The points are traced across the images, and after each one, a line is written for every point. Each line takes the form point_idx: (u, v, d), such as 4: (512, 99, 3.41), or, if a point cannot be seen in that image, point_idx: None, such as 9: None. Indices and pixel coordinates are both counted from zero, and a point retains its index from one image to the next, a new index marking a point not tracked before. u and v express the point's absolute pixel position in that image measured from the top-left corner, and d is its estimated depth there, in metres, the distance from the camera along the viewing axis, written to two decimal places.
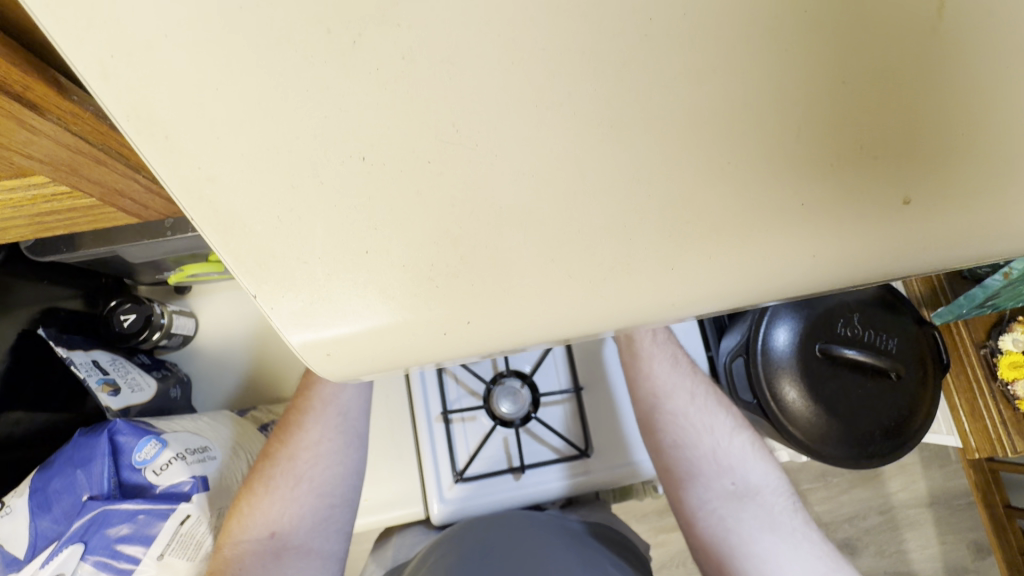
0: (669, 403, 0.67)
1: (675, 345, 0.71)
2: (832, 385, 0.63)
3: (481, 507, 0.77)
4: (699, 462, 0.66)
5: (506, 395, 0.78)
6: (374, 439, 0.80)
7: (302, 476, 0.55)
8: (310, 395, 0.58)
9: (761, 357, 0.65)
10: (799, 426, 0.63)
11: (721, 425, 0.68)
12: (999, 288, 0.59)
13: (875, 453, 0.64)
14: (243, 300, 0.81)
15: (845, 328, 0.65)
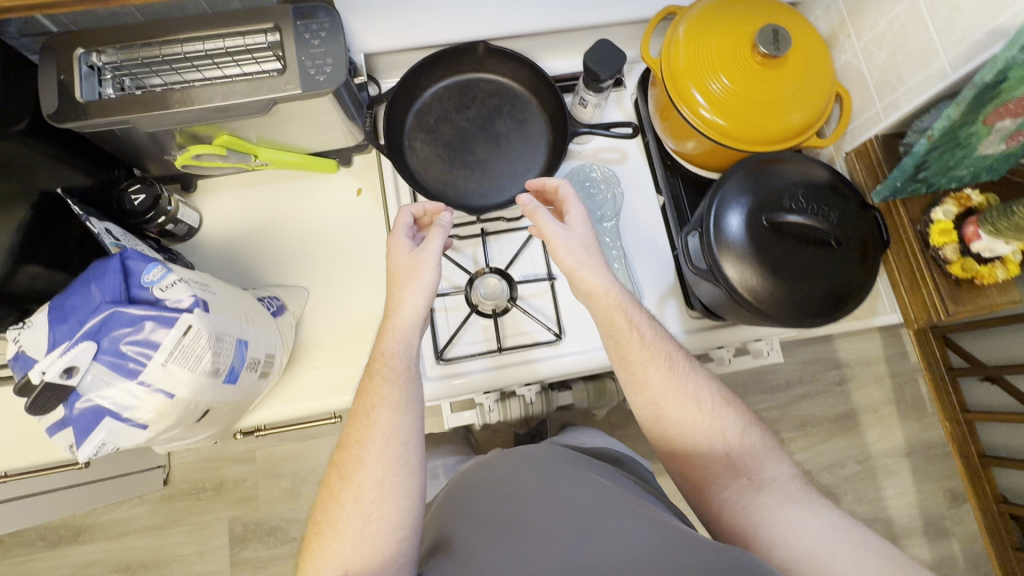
0: (669, 411, 0.64)
1: (666, 343, 0.67)
2: (778, 249, 0.70)
3: (461, 384, 0.83)
4: (713, 467, 0.63)
5: (483, 285, 0.84)
6: (363, 323, 0.85)
7: (367, 514, 0.58)
8: (370, 426, 0.63)
9: (714, 233, 0.71)
10: (753, 294, 0.69)
11: (731, 426, 0.64)
12: (925, 153, 0.65)
13: (819, 312, 0.69)
14: (245, 198, 0.88)
15: (790, 202, 0.72)
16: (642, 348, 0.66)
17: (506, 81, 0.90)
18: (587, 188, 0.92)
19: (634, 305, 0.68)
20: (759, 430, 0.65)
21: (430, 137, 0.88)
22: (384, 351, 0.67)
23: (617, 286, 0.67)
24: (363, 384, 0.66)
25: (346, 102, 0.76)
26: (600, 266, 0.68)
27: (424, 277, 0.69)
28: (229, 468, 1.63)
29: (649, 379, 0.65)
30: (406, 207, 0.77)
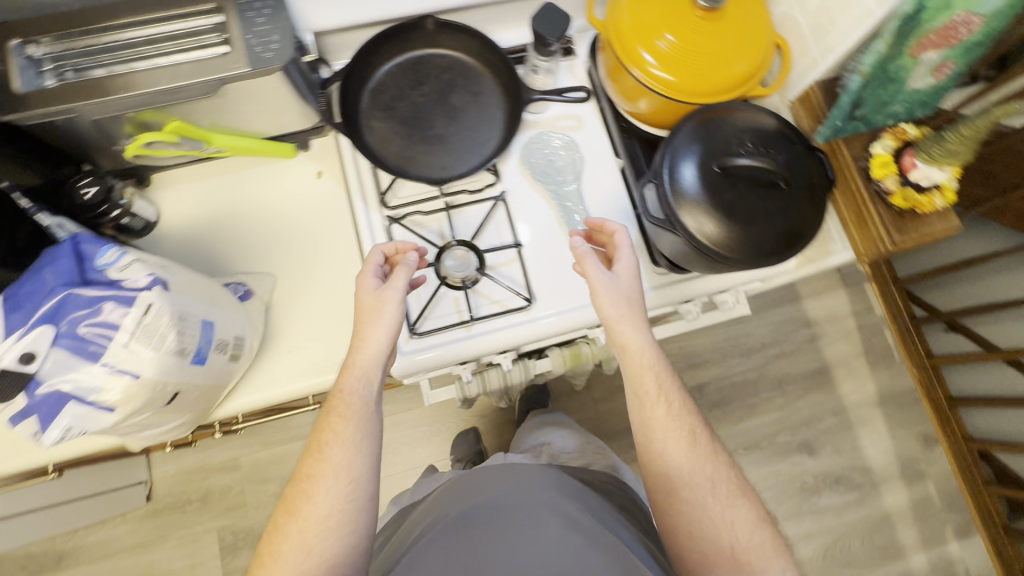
0: (682, 486, 0.69)
1: (693, 418, 0.72)
2: (730, 193, 0.72)
3: (436, 356, 0.84)
4: (714, 550, 0.66)
5: (451, 258, 0.85)
6: (335, 304, 0.85)
7: (309, 548, 0.63)
8: (322, 461, 0.67)
9: (670, 186, 0.73)
10: (708, 237, 0.71)
11: (740, 515, 0.68)
12: (860, 88, 0.69)
13: (772, 250, 0.72)
14: (203, 189, 0.87)
15: (739, 147, 0.74)
16: (666, 418, 0.71)
17: (458, 56, 0.90)
18: (547, 157, 0.92)
19: (666, 372, 0.73)
20: (767, 530, 0.68)
21: (386, 115, 0.88)
22: (343, 388, 0.71)
23: (651, 348, 0.73)
24: (321, 418, 0.70)
25: (297, 79, 0.76)
26: (639, 328, 0.73)
27: (388, 317, 0.73)
28: (215, 478, 1.61)
29: (669, 449, 0.70)
30: (377, 245, 0.78)
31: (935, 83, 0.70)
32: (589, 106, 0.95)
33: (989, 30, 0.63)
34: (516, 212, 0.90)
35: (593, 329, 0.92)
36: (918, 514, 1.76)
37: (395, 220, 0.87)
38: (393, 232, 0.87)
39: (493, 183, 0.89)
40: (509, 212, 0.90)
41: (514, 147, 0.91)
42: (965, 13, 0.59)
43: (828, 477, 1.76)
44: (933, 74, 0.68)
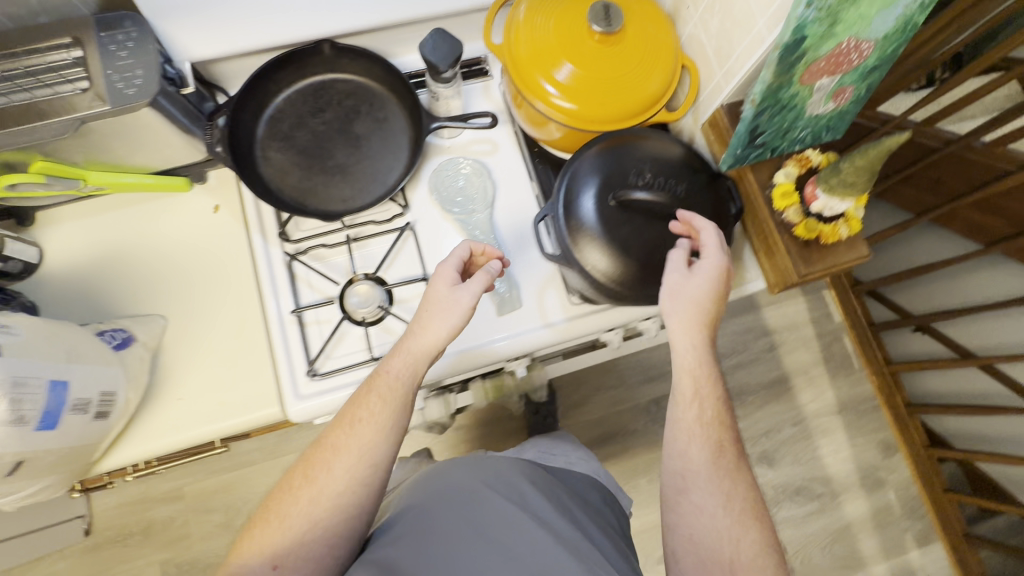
0: (693, 489, 0.64)
1: (727, 435, 0.66)
2: (627, 228, 0.69)
3: (337, 398, 0.79)
4: (709, 559, 0.60)
5: (355, 294, 0.82)
6: (233, 345, 0.81)
7: (314, 518, 0.62)
8: (350, 436, 0.66)
9: (567, 217, 0.70)
10: (613, 275, 0.68)
11: (746, 540, 0.61)
12: (754, 119, 0.65)
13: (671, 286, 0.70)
14: (93, 227, 0.82)
15: (637, 178, 0.71)
16: (696, 420, 0.65)
17: (361, 80, 0.86)
18: (456, 185, 0.88)
19: (710, 377, 0.67)
20: (774, 561, 0.60)
21: (284, 145, 0.84)
22: (388, 369, 0.69)
23: (695, 352, 0.67)
24: (359, 392, 0.68)
25: (172, 113, 0.72)
26: (694, 329, 0.67)
27: (455, 318, 0.70)
28: (158, 508, 1.55)
29: (691, 453, 0.64)
30: (461, 244, 0.75)
31: (836, 108, 0.68)
32: (504, 130, 0.91)
33: (879, 58, 0.62)
34: (424, 242, 0.86)
35: (510, 363, 0.87)
36: (879, 522, 1.74)
37: (296, 255, 0.83)
38: (296, 268, 0.83)
39: (400, 213, 0.85)
40: (418, 242, 0.86)
41: (424, 174, 0.88)
42: (848, 38, 0.57)
43: (788, 488, 1.74)
44: (831, 100, 0.66)
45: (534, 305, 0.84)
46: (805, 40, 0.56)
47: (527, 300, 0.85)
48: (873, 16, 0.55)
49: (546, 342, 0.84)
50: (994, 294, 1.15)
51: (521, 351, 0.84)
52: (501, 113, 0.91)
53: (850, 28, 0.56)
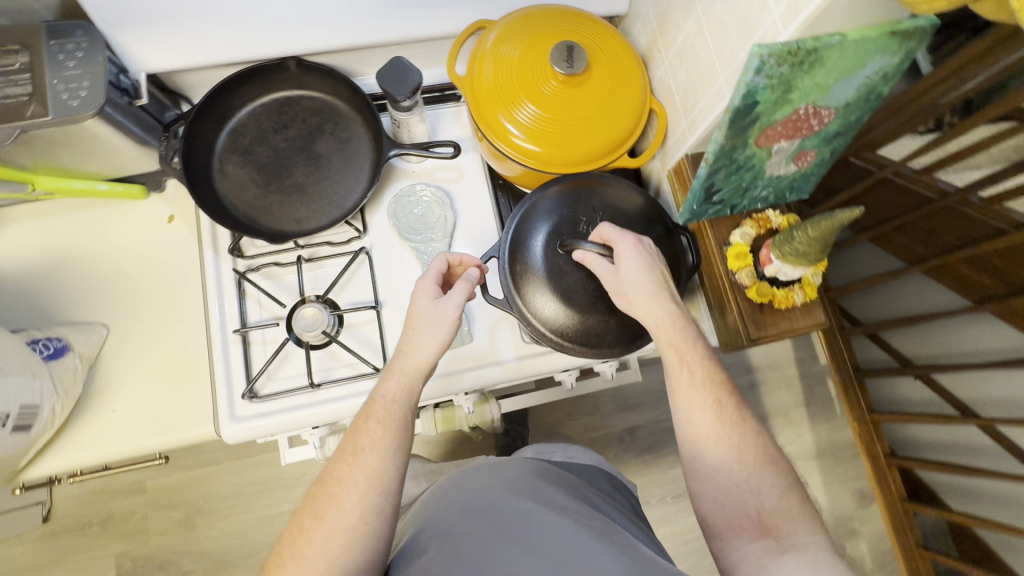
0: (706, 453, 0.59)
1: (722, 389, 0.60)
2: (573, 278, 0.67)
3: (273, 423, 0.77)
4: (736, 519, 0.56)
5: (301, 316, 0.78)
6: (174, 359, 0.80)
7: (332, 559, 0.54)
8: (355, 466, 0.58)
9: (517, 263, 0.68)
10: (557, 326, 0.67)
11: (766, 484, 0.57)
12: (709, 177, 0.62)
13: (614, 342, 0.68)
14: (44, 228, 0.81)
15: (586, 227, 0.70)
16: (689, 382, 0.60)
17: (329, 99, 0.85)
18: (416, 211, 0.86)
19: (691, 341, 0.62)
20: (800, 498, 0.57)
21: (243, 160, 0.82)
22: (383, 393, 0.62)
23: (666, 326, 0.61)
24: (355, 422, 0.62)
25: (124, 124, 0.71)
26: (655, 298, 0.62)
27: (444, 332, 0.64)
28: (118, 501, 1.51)
29: (692, 416, 0.60)
30: (440, 253, 0.70)
31: (799, 170, 0.67)
32: (472, 158, 0.89)
33: (842, 124, 0.60)
34: (379, 266, 0.84)
35: (457, 397, 0.85)
36: None
37: (245, 273, 0.81)
38: (245, 286, 0.82)
39: (357, 236, 0.83)
40: (372, 266, 0.84)
41: (385, 198, 0.87)
42: (806, 104, 0.55)
43: None
44: (793, 162, 0.64)
45: (486, 341, 0.82)
46: (758, 104, 0.53)
47: (479, 336, 0.83)
48: (831, 85, 0.53)
49: (494, 380, 0.82)
50: (963, 352, 1.11)
51: (467, 387, 0.81)
52: (470, 141, 0.89)
53: (807, 96, 0.54)
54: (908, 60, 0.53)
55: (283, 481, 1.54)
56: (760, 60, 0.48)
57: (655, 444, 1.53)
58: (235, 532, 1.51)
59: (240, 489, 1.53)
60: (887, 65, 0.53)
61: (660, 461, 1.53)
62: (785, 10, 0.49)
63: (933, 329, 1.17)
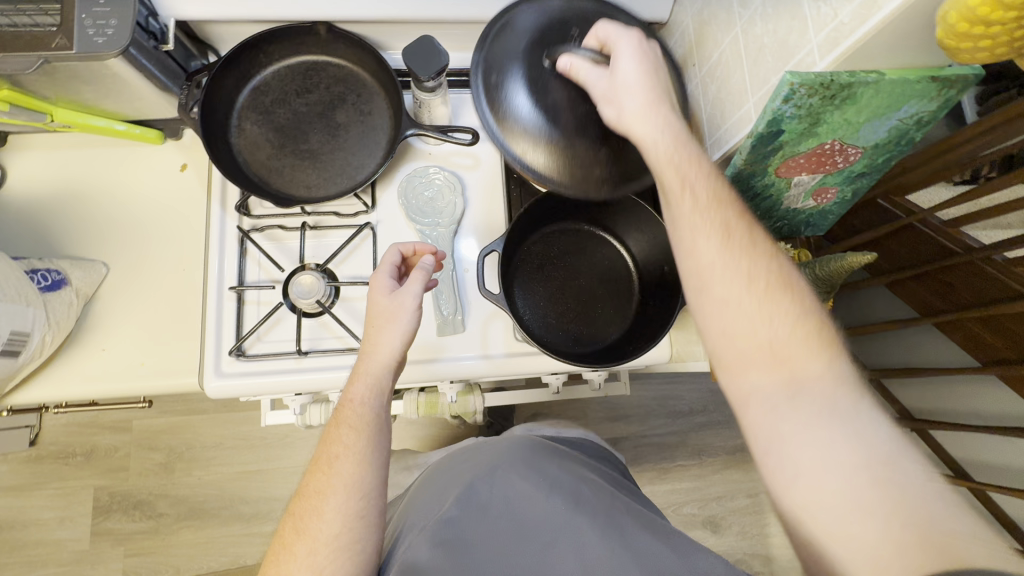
0: (716, 284, 0.52)
1: (730, 210, 0.53)
2: (558, 94, 0.63)
3: (255, 384, 0.77)
4: (751, 351, 0.50)
5: (298, 283, 0.78)
6: (169, 307, 0.81)
7: (318, 571, 0.55)
8: (331, 476, 0.58)
9: (495, 87, 0.63)
10: (545, 162, 0.63)
11: (777, 311, 0.50)
12: None
13: (601, 180, 0.64)
14: (59, 160, 0.81)
15: (574, 36, 0.64)
16: (693, 211, 0.53)
17: (355, 69, 0.85)
18: (426, 193, 0.85)
19: (695, 159, 0.54)
20: (816, 324, 0.51)
21: (262, 119, 0.82)
22: (353, 396, 0.61)
23: (666, 136, 0.55)
24: (329, 429, 0.61)
25: (147, 68, 0.71)
26: (651, 110, 0.55)
27: (406, 323, 0.64)
28: (102, 436, 1.54)
29: (700, 250, 0.53)
30: (393, 244, 0.71)
31: (817, 206, 0.66)
32: (490, 148, 0.88)
33: (867, 165, 0.59)
34: (383, 243, 0.84)
35: (442, 384, 0.85)
36: None
37: (249, 232, 0.81)
38: (248, 245, 0.82)
39: (364, 211, 0.83)
40: (375, 243, 0.84)
41: (397, 177, 0.86)
42: (833, 139, 0.54)
43: None
44: (811, 198, 0.64)
45: (478, 334, 0.82)
46: (783, 133, 0.52)
47: (471, 327, 0.82)
48: (861, 123, 0.52)
49: (480, 373, 0.81)
50: (963, 412, 1.08)
51: (452, 377, 0.81)
52: None
53: (835, 131, 0.53)
54: (944, 107, 0.51)
55: (266, 440, 1.56)
56: (789, 88, 0.46)
57: (637, 458, 1.53)
58: (212, 483, 1.53)
59: (224, 442, 1.55)
60: (923, 110, 0.51)
61: (639, 475, 1.52)
62: (825, 39, 0.46)
63: (935, 384, 1.14)
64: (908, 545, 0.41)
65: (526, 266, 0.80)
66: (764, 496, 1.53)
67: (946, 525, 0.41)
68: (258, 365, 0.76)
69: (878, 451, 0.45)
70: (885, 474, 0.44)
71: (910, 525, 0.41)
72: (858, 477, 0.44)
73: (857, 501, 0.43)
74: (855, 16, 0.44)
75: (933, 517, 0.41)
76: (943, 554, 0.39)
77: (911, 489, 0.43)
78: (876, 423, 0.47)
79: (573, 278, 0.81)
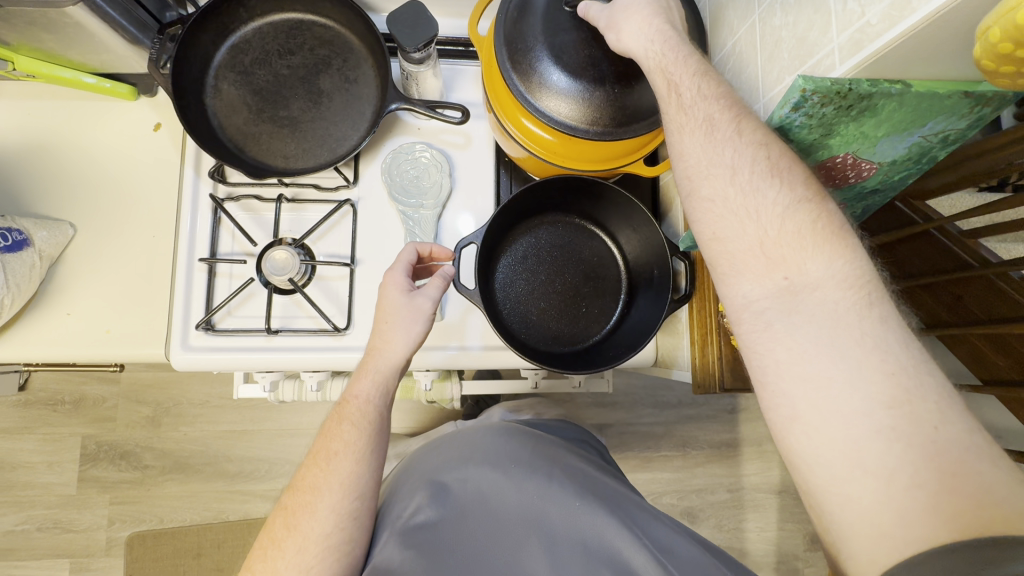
0: (704, 183, 0.48)
1: (721, 105, 0.49)
2: (568, 37, 0.58)
3: (224, 360, 0.75)
4: (740, 253, 0.47)
5: (271, 258, 0.73)
6: (139, 272, 0.78)
7: (306, 569, 0.57)
8: (328, 472, 0.60)
9: (506, 38, 0.60)
10: (541, 97, 0.59)
11: (767, 205, 0.46)
12: None
13: (597, 122, 0.60)
14: (24, 110, 0.77)
15: None
16: (681, 107, 0.50)
17: (342, 32, 0.79)
18: (411, 170, 0.80)
19: (685, 58, 0.50)
20: (810, 214, 0.46)
21: (241, 80, 0.77)
22: (358, 393, 0.63)
23: (656, 43, 0.51)
24: (330, 423, 0.63)
25: (113, 18, 0.66)
26: (646, 21, 0.52)
27: (417, 325, 0.64)
28: (90, 386, 1.48)
29: (688, 147, 0.49)
30: (410, 241, 0.68)
31: None
32: (483, 126, 0.83)
33: (877, 181, 0.55)
34: (363, 220, 0.80)
35: (417, 371, 0.83)
36: None
37: (223, 201, 0.77)
38: (221, 214, 0.78)
39: (345, 186, 0.78)
40: (355, 219, 0.79)
41: (382, 152, 0.81)
42: (846, 153, 0.49)
43: None
44: None
45: (456, 324, 0.78)
46: (791, 142, 0.48)
47: (449, 316, 0.79)
48: (879, 138, 0.47)
49: (455, 364, 0.79)
50: None
51: (425, 365, 0.78)
52: (483, 107, 0.82)
53: (849, 144, 0.48)
54: (974, 125, 0.48)
55: (253, 402, 1.51)
56: (801, 95, 0.41)
57: (621, 445, 1.51)
58: (197, 439, 1.49)
59: (211, 400, 1.51)
60: (951, 127, 0.47)
61: (621, 462, 1.51)
62: (848, 40, 0.41)
63: None
64: (922, 491, 0.38)
65: (513, 255, 0.77)
66: (745, 492, 1.52)
67: (970, 467, 0.38)
68: (226, 340, 0.74)
69: (887, 376, 0.41)
70: (896, 408, 0.40)
71: (924, 462, 0.38)
72: (864, 417, 0.40)
73: (864, 440, 0.40)
74: (883, 16, 0.38)
75: (950, 454, 0.38)
76: (964, 517, 0.36)
77: (924, 422, 0.39)
78: (888, 340, 0.42)
79: (560, 274, 0.77)
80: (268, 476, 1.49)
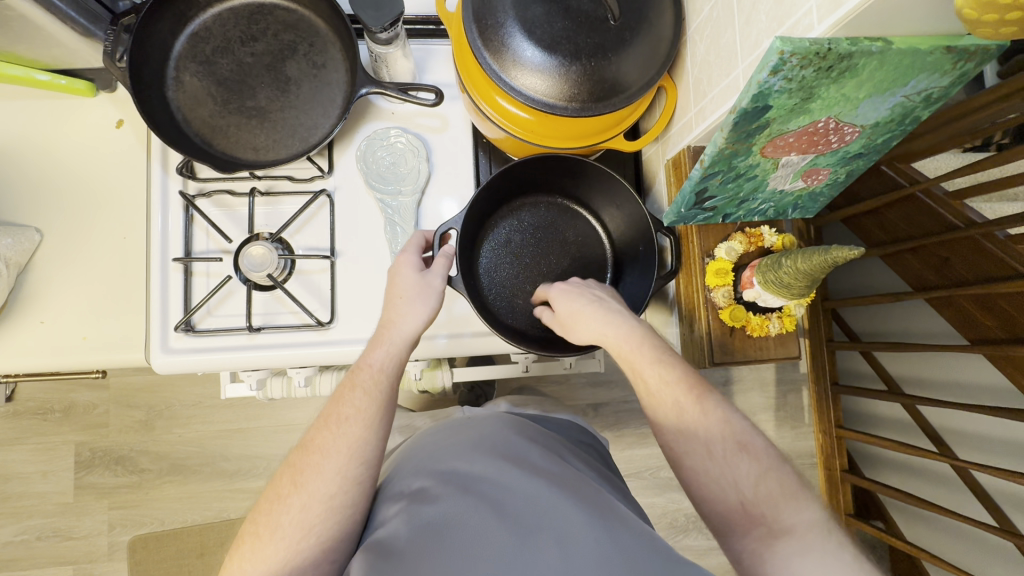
0: (685, 453, 0.53)
1: (685, 386, 0.55)
2: (539, 12, 0.56)
3: (207, 361, 0.74)
4: (726, 513, 0.50)
5: (249, 255, 0.71)
6: (114, 275, 0.76)
7: (308, 528, 0.53)
8: (336, 434, 0.57)
9: (476, 15, 0.58)
10: (515, 74, 0.57)
11: (743, 472, 0.50)
12: (701, 181, 0.55)
13: (574, 99, 0.58)
14: None
15: None
16: (653, 384, 0.56)
17: (307, 14, 0.75)
18: (387, 156, 0.77)
19: (648, 347, 0.58)
20: (780, 481, 0.50)
21: (203, 70, 0.74)
22: (371, 360, 0.61)
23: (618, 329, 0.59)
24: (340, 389, 0.60)
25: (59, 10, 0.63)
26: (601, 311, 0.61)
27: (431, 302, 0.64)
28: (79, 393, 1.46)
29: (665, 419, 0.54)
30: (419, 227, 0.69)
31: (807, 187, 0.62)
32: (458, 107, 0.80)
33: (861, 144, 0.54)
34: (341, 210, 0.78)
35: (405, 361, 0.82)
36: None
37: (194, 197, 0.75)
38: (193, 212, 0.75)
39: (320, 176, 0.76)
40: (332, 210, 0.77)
41: (355, 139, 0.79)
42: (827, 117, 0.48)
43: None
44: (800, 178, 0.59)
45: (442, 312, 0.77)
46: (772, 108, 0.46)
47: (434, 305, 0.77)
48: (861, 99, 0.46)
49: (443, 352, 0.78)
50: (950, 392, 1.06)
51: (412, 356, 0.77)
52: (457, 88, 0.80)
53: (830, 108, 0.47)
54: (958, 82, 0.46)
55: (247, 400, 1.50)
56: (779, 57, 0.40)
57: (618, 423, 1.52)
58: (193, 440, 1.48)
59: (203, 400, 1.49)
60: (934, 85, 0.46)
61: (618, 439, 1.52)
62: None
63: None
64: None
65: (495, 240, 0.75)
66: None
67: None
68: (206, 340, 0.72)
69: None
70: None
71: None
72: None
73: None
74: None
75: None
76: None
77: None
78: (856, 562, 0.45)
79: (546, 257, 0.75)
80: (266, 473, 1.48)
